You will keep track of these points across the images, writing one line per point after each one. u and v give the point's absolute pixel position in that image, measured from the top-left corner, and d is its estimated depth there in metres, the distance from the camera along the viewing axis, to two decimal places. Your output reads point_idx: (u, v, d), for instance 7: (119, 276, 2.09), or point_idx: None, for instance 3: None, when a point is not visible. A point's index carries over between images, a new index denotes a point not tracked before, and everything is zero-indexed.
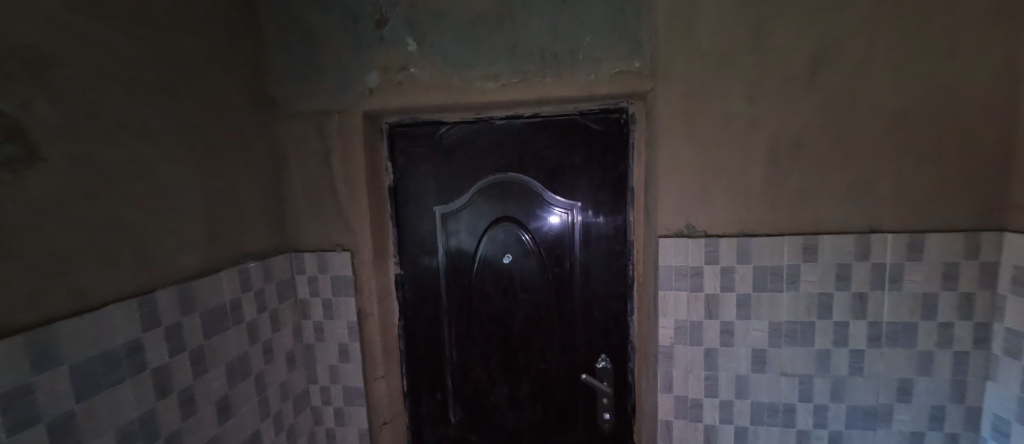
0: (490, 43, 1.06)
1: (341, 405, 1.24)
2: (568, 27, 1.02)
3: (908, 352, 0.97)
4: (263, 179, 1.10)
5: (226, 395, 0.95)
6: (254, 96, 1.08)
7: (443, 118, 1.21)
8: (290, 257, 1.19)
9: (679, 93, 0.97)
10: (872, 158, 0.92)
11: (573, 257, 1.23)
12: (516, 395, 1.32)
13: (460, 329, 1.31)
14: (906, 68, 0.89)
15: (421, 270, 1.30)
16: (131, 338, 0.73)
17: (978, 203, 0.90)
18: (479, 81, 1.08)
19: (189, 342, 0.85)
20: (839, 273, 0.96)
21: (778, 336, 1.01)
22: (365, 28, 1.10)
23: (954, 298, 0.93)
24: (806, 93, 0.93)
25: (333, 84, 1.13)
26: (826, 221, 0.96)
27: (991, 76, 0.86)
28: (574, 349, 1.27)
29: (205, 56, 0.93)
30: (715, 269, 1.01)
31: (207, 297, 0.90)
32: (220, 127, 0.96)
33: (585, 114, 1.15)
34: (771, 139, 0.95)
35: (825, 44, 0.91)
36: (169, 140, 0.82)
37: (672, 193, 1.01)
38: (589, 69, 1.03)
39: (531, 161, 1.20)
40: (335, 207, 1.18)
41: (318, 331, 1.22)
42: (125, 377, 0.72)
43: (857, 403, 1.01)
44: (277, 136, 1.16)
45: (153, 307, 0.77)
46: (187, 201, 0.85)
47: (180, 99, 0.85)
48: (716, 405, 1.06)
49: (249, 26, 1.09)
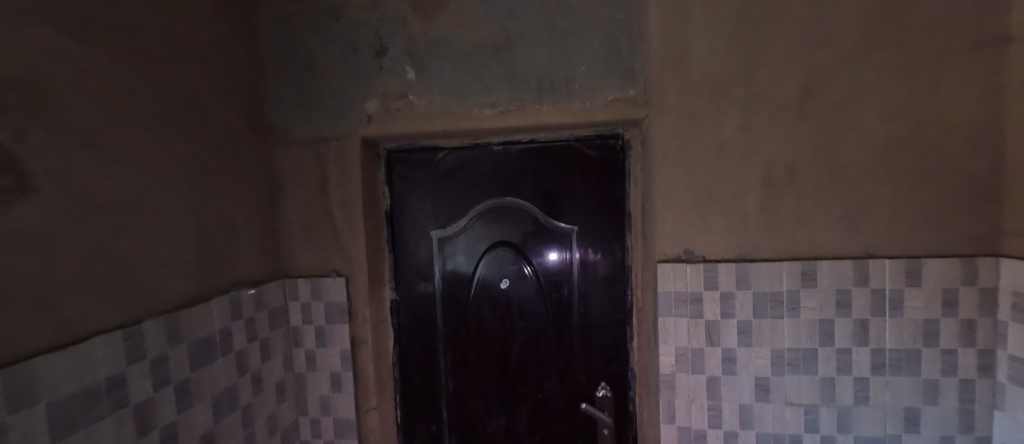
0: (488, 72, 1.08)
1: (332, 438, 1.19)
2: (563, 58, 1.05)
3: (912, 380, 0.95)
4: (259, 205, 1.10)
5: (211, 430, 0.91)
6: (252, 123, 1.09)
7: (441, 143, 1.22)
8: (283, 283, 1.17)
9: (673, 120, 0.99)
10: (865, 184, 0.94)
11: (571, 283, 1.22)
12: (514, 426, 1.27)
13: (457, 357, 1.28)
14: (893, 98, 0.91)
15: (417, 296, 1.28)
16: (113, 373, 0.70)
17: (973, 228, 0.91)
18: (476, 108, 1.09)
19: (174, 375, 0.82)
20: (839, 299, 0.96)
21: (781, 364, 0.99)
22: (365, 57, 1.12)
23: (954, 324, 0.93)
24: (798, 120, 0.95)
25: (332, 110, 1.14)
26: (823, 246, 0.96)
27: (975, 104, 0.88)
28: (573, 377, 1.23)
29: (204, 85, 0.94)
30: (714, 295, 1.00)
31: (196, 327, 0.88)
32: (217, 154, 0.96)
33: (581, 140, 1.17)
34: (765, 166, 0.96)
35: (813, 74, 0.94)
36: (164, 167, 0.82)
37: (669, 219, 1.01)
38: (584, 96, 1.05)
39: (528, 186, 1.20)
40: (330, 232, 1.17)
41: (310, 360, 1.18)
42: (104, 415, 0.68)
43: (864, 434, 0.98)
44: (274, 162, 1.16)
45: (139, 340, 0.75)
46: (177, 229, 0.84)
47: (177, 128, 0.86)
48: (721, 437, 1.03)
49: (250, 56, 1.11)
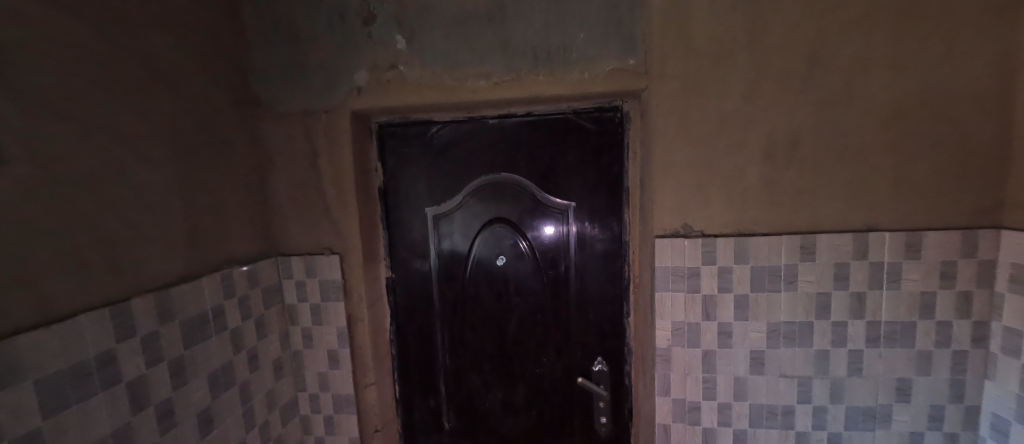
0: (482, 41, 1.04)
1: (331, 413, 1.20)
2: (561, 25, 1.00)
3: (906, 352, 0.96)
4: (247, 182, 1.07)
5: (209, 406, 0.91)
6: (237, 96, 1.05)
7: (434, 117, 1.19)
8: (276, 262, 1.15)
9: (674, 91, 0.96)
10: (869, 156, 0.91)
11: (568, 260, 1.21)
12: (512, 400, 1.29)
13: (454, 333, 1.28)
14: (903, 66, 0.88)
15: (412, 273, 1.27)
16: (104, 350, 0.69)
17: (976, 201, 0.89)
18: (470, 79, 1.05)
19: (167, 353, 0.81)
20: (836, 273, 0.95)
21: (777, 337, 0.99)
22: (353, 25, 1.07)
23: (951, 297, 0.93)
24: (803, 90, 0.91)
25: (320, 83, 1.10)
26: (823, 220, 0.95)
27: (986, 73, 0.85)
28: (570, 352, 1.24)
29: (184, 55, 0.90)
30: (712, 270, 0.99)
31: (187, 305, 0.86)
32: (201, 128, 0.93)
33: (579, 113, 1.13)
34: (767, 139, 0.94)
35: (821, 40, 0.90)
36: (145, 141, 0.79)
37: (668, 193, 0.99)
38: (582, 66, 1.01)
39: (525, 162, 1.18)
40: (322, 209, 1.14)
41: (306, 338, 1.18)
42: (96, 392, 0.68)
43: (856, 404, 0.99)
44: (261, 138, 1.12)
45: (128, 317, 0.73)
46: (163, 205, 0.82)
47: (157, 100, 0.82)
48: (715, 408, 1.04)
49: (232, 24, 1.05)
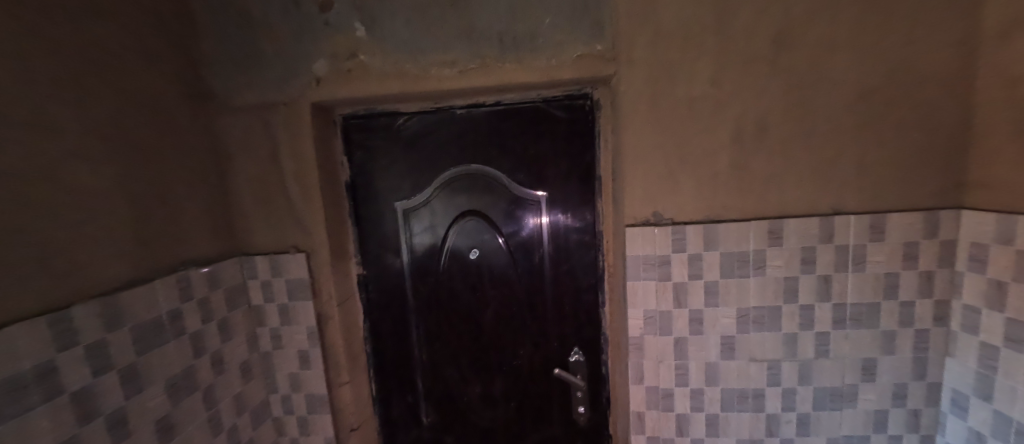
0: (445, 27, 1.00)
1: (304, 414, 1.17)
2: (526, 9, 0.97)
3: (871, 332, 0.98)
4: (202, 180, 1.02)
5: (169, 413, 0.88)
6: (187, 89, 1.00)
7: (400, 108, 1.15)
8: (240, 262, 1.11)
9: (642, 77, 0.94)
10: (835, 139, 0.91)
11: (542, 251, 1.20)
12: (490, 393, 1.28)
13: (430, 329, 1.26)
14: (869, 46, 0.87)
15: (385, 270, 1.24)
16: (41, 361, 0.65)
17: (938, 182, 0.90)
18: (435, 67, 1.02)
19: (118, 360, 0.78)
20: (804, 257, 0.96)
21: (746, 322, 1.00)
22: (309, 12, 1.02)
23: (914, 278, 0.94)
24: (769, 73, 0.90)
25: (277, 73, 1.05)
26: (791, 205, 0.95)
27: (949, 53, 0.85)
28: (547, 343, 1.24)
29: (125, 46, 0.84)
30: (682, 257, 0.99)
31: (137, 311, 0.82)
32: (147, 122, 0.88)
33: (549, 101, 1.11)
34: (734, 124, 0.93)
35: (787, 22, 0.89)
36: (81, 137, 0.73)
37: (638, 181, 0.98)
38: (549, 53, 0.98)
39: (496, 152, 1.15)
40: (286, 205, 1.11)
41: (275, 338, 1.15)
42: (36, 405, 0.64)
43: (824, 384, 1.01)
44: (218, 133, 1.08)
45: (69, 325, 0.70)
46: (107, 205, 0.77)
47: (95, 94, 0.77)
48: (688, 394, 1.05)
49: (179, 12, 0.99)
